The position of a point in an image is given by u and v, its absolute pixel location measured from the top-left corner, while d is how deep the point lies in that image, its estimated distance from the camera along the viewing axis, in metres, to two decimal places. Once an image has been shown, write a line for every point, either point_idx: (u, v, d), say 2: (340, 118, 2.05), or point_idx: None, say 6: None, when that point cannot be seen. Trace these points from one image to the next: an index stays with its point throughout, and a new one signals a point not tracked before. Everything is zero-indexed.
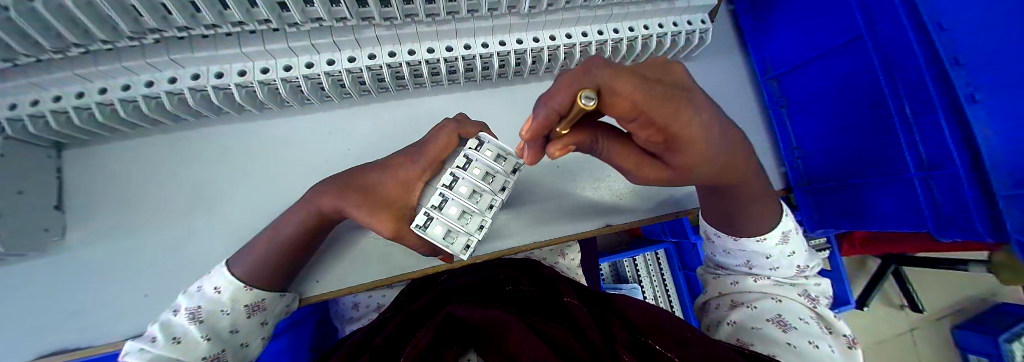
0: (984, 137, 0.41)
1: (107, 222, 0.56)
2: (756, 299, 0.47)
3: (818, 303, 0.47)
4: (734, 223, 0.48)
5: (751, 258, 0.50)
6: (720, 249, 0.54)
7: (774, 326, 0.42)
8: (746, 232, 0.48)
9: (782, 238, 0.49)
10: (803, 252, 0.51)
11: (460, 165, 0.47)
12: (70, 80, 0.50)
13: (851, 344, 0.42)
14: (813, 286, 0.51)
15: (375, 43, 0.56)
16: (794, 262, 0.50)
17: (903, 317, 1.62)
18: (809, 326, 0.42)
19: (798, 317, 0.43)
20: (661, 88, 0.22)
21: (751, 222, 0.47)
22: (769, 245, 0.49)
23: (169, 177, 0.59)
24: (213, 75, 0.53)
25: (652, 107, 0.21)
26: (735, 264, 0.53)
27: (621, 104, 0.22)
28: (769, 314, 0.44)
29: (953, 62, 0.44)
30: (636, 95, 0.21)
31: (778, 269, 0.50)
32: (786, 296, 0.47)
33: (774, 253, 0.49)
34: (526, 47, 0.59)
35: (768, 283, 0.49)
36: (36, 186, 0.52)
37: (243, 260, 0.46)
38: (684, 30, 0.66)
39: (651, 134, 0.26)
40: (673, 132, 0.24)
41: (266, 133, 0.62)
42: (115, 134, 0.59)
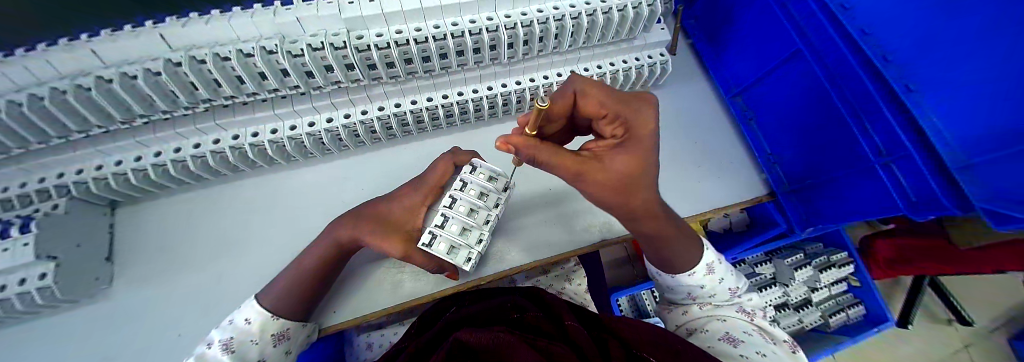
0: (929, 120, 0.47)
1: (148, 269, 0.62)
2: (705, 323, 0.49)
3: (756, 315, 0.50)
4: (665, 259, 0.49)
5: (692, 290, 0.51)
6: (665, 286, 0.55)
7: (726, 344, 0.44)
8: (678, 266, 0.49)
9: (708, 269, 0.49)
10: (732, 275, 0.52)
11: (457, 188, 0.54)
12: (132, 146, 0.60)
13: (794, 349, 0.44)
14: (750, 301, 0.53)
15: (383, 98, 0.66)
16: (728, 286, 0.51)
17: (950, 330, 1.51)
18: (754, 337, 0.44)
19: (742, 330, 0.46)
20: (622, 100, 0.39)
21: (681, 258, 0.48)
22: (699, 277, 0.49)
23: (205, 225, 0.66)
24: (250, 135, 0.62)
25: (613, 103, 0.39)
26: (682, 296, 0.54)
27: (592, 101, 0.39)
28: (719, 334, 0.46)
29: (883, 60, 0.52)
30: (601, 94, 0.39)
31: (715, 294, 0.51)
32: (730, 314, 0.49)
33: (706, 283, 0.50)
34: (510, 89, 0.69)
35: (710, 307, 0.51)
36: (92, 240, 0.59)
37: (271, 291, 0.51)
38: (645, 63, 0.75)
39: (614, 127, 0.40)
40: (628, 124, 0.39)
41: (290, 181, 0.70)
42: (162, 191, 0.68)
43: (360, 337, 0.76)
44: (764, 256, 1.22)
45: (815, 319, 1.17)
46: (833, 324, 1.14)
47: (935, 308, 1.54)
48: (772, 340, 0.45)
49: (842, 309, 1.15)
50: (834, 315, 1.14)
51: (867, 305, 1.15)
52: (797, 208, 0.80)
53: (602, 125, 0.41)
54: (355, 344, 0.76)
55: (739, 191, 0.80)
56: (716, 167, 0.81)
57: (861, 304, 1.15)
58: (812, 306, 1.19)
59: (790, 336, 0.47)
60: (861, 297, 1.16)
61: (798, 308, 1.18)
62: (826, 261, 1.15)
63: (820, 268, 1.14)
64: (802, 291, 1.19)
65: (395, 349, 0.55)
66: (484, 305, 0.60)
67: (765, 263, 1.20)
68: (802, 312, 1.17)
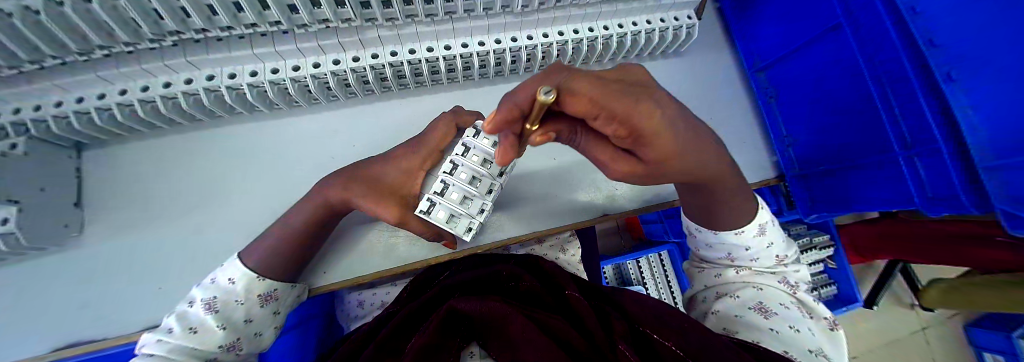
0: (966, 116, 0.43)
1: (124, 218, 0.59)
2: (739, 289, 0.49)
3: (798, 288, 0.49)
4: (711, 215, 0.49)
5: (732, 251, 0.51)
6: (702, 243, 0.54)
7: (757, 314, 0.44)
8: (722, 225, 0.49)
9: (759, 230, 0.50)
10: (780, 243, 0.52)
11: (459, 153, 0.50)
12: (93, 82, 0.53)
13: (831, 326, 0.44)
14: (795, 273, 0.52)
15: (378, 44, 0.59)
16: (773, 253, 0.51)
17: (913, 315, 1.60)
18: (789, 311, 0.44)
19: (779, 302, 0.46)
20: (618, 86, 0.24)
21: (729, 216, 0.48)
22: (747, 237, 0.49)
23: (183, 175, 0.61)
24: (227, 76, 0.55)
25: (608, 100, 0.23)
26: (718, 258, 0.54)
27: (580, 102, 0.24)
28: (751, 302, 0.46)
29: (928, 43, 0.46)
30: (593, 90, 0.23)
31: (759, 260, 0.51)
32: (769, 285, 0.49)
33: (754, 245, 0.50)
34: (520, 44, 0.62)
35: (749, 273, 0.50)
36: (58, 183, 0.54)
37: (254, 252, 0.47)
38: (670, 25, 0.68)
39: (615, 128, 0.26)
40: (635, 125, 0.25)
41: (275, 132, 0.65)
42: (133, 135, 0.62)
43: (353, 295, 0.75)
44: None
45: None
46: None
47: (904, 293, 1.62)
48: (809, 315, 0.45)
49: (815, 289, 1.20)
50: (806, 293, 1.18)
51: (840, 286, 1.20)
52: (804, 194, 0.78)
53: (598, 124, 0.27)
54: (347, 301, 0.76)
55: (747, 171, 0.78)
56: (727, 145, 0.78)
57: (835, 285, 1.20)
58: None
59: (831, 314, 0.47)
60: (836, 279, 1.21)
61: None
62: (809, 242, 1.17)
63: (803, 249, 1.16)
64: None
65: (392, 308, 0.56)
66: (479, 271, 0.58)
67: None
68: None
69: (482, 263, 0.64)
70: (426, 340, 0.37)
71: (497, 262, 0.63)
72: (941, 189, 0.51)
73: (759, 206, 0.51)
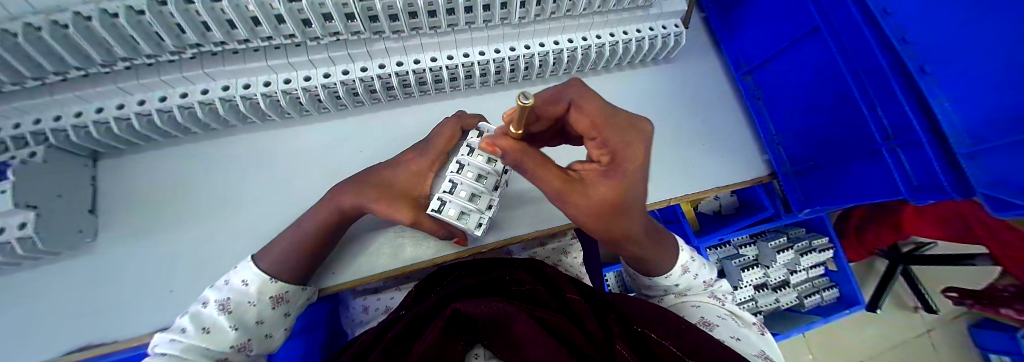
0: (942, 107, 0.47)
1: (136, 224, 0.60)
2: (680, 310, 0.52)
3: (727, 302, 0.53)
4: (647, 264, 0.50)
5: (667, 288, 0.54)
6: (642, 284, 0.57)
7: (699, 328, 0.46)
8: (653, 269, 0.51)
9: (684, 266, 0.53)
10: (702, 267, 0.56)
11: (465, 153, 0.52)
12: (114, 94, 0.56)
13: (763, 330, 0.47)
14: (722, 288, 0.57)
15: (384, 55, 0.62)
16: (699, 278, 0.55)
17: (915, 317, 1.60)
18: (725, 320, 0.47)
19: (716, 314, 0.49)
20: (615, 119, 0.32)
21: (662, 260, 0.50)
22: (675, 277, 0.52)
23: (194, 182, 0.63)
24: (240, 86, 0.58)
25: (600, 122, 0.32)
26: (656, 291, 0.56)
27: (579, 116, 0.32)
28: (692, 318, 0.49)
29: (902, 41, 0.51)
30: (595, 115, 0.32)
31: (690, 287, 0.55)
32: (703, 301, 0.52)
33: (680, 282, 0.53)
34: (519, 53, 0.66)
35: (684, 295, 0.54)
36: (75, 191, 0.56)
37: (268, 255, 0.49)
38: (660, 34, 0.73)
39: (599, 150, 0.33)
40: (613, 144, 0.32)
41: (284, 139, 0.67)
42: (148, 143, 0.64)
43: (356, 300, 0.76)
44: (749, 239, 1.27)
45: (790, 299, 1.24)
46: (806, 305, 1.22)
47: (905, 296, 1.63)
48: (744, 324, 0.48)
49: (817, 292, 1.23)
50: (809, 297, 1.22)
51: (841, 288, 1.23)
52: (797, 190, 0.82)
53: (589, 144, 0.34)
54: (352, 307, 0.77)
55: (740, 171, 0.81)
56: (719, 147, 0.81)
57: (836, 287, 1.23)
58: (789, 287, 1.25)
59: (757, 318, 0.50)
60: (837, 281, 1.24)
61: (775, 289, 1.25)
62: (807, 245, 1.21)
63: (801, 252, 1.19)
64: (782, 272, 1.24)
65: (399, 312, 0.57)
66: (486, 276, 0.60)
67: (750, 246, 1.25)
68: (779, 292, 1.24)
69: (485, 262, 0.66)
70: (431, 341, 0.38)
71: (501, 264, 0.65)
72: (925, 176, 0.54)
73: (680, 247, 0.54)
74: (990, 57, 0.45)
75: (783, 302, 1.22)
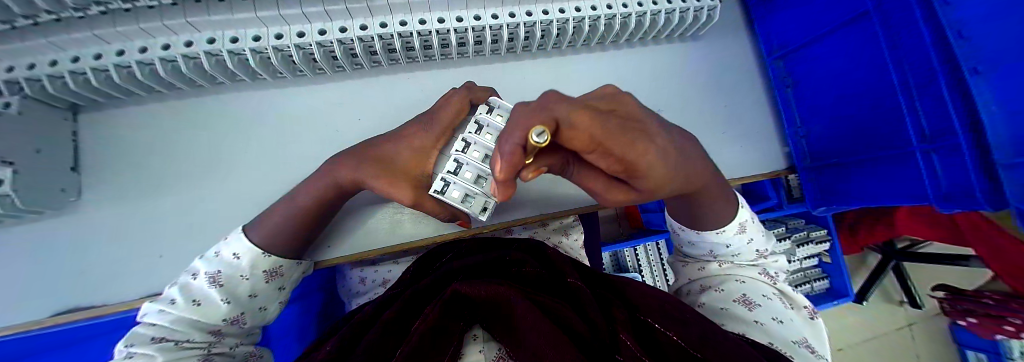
0: (989, 113, 0.42)
1: (123, 185, 0.57)
2: (722, 282, 0.49)
3: (777, 280, 0.50)
4: (699, 216, 0.46)
5: (714, 248, 0.50)
6: (685, 241, 0.53)
7: (740, 306, 0.44)
8: (705, 225, 0.47)
9: (740, 228, 0.48)
10: (759, 236, 0.51)
11: (472, 131, 0.48)
12: (89, 41, 0.51)
13: (813, 315, 0.46)
14: (773, 262, 0.53)
15: (387, 12, 0.56)
16: (753, 247, 0.51)
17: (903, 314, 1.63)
18: (772, 302, 0.44)
19: (762, 294, 0.46)
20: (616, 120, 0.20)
21: (713, 214, 0.45)
22: (728, 235, 0.48)
23: (182, 144, 0.59)
24: (228, 40, 0.53)
25: (612, 139, 0.19)
26: (701, 254, 0.53)
27: (580, 138, 0.19)
28: (734, 294, 0.46)
29: (957, 36, 0.45)
30: (593, 128, 0.18)
31: (741, 256, 0.51)
32: (750, 277, 0.49)
33: (734, 242, 0.49)
34: (536, 19, 0.59)
35: (731, 266, 0.50)
36: (54, 146, 0.53)
37: (259, 228, 0.46)
38: (691, 6, 0.66)
39: (610, 162, 0.22)
40: (630, 162, 0.21)
41: (278, 102, 0.62)
42: (133, 98, 0.60)
43: (354, 271, 0.75)
44: None
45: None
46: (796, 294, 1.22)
47: (897, 293, 1.64)
48: (792, 306, 0.46)
49: (808, 282, 1.24)
50: (799, 286, 1.22)
51: (832, 280, 1.25)
52: (814, 187, 0.78)
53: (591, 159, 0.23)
54: (348, 278, 0.76)
55: (757, 162, 0.77)
56: (740, 135, 0.76)
57: (827, 279, 1.24)
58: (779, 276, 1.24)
59: (807, 302, 0.47)
60: (829, 273, 1.25)
61: None
62: (805, 236, 1.20)
63: (799, 243, 1.19)
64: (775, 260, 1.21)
65: (397, 289, 0.56)
66: (485, 256, 0.58)
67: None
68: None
69: (482, 242, 0.64)
70: (430, 322, 0.35)
71: (502, 246, 0.62)
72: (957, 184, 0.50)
73: (738, 203, 0.49)
74: None
75: None
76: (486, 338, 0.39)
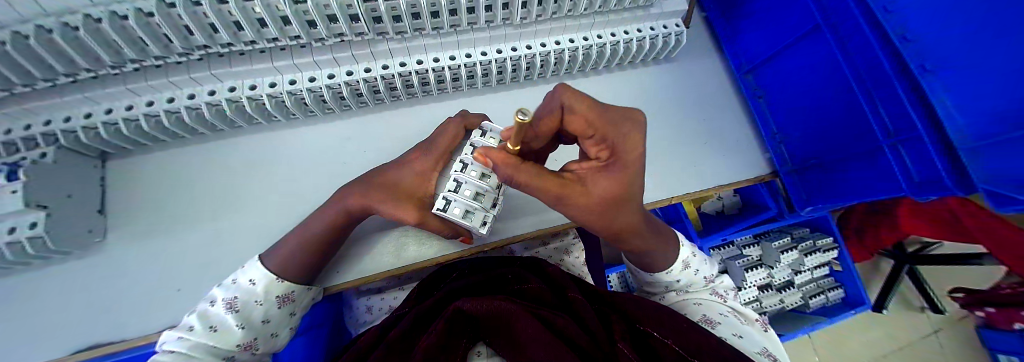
0: (944, 106, 0.47)
1: (143, 224, 0.61)
2: (683, 308, 0.52)
3: (728, 299, 0.53)
4: (648, 260, 0.51)
5: (670, 284, 0.55)
6: (644, 281, 0.58)
7: (703, 326, 0.46)
8: (656, 267, 0.52)
9: (685, 264, 0.53)
10: (704, 264, 0.57)
11: (469, 152, 0.53)
12: (123, 95, 0.57)
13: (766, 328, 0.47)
14: (722, 284, 0.57)
15: (388, 56, 0.63)
16: (702, 273, 0.55)
17: (921, 317, 1.59)
18: (728, 318, 0.47)
19: (718, 312, 0.48)
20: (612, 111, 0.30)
21: (664, 256, 0.51)
22: (675, 273, 0.53)
23: (200, 183, 0.64)
24: (247, 87, 0.59)
25: (599, 123, 0.29)
26: (659, 290, 0.57)
27: (576, 120, 0.29)
28: (695, 316, 0.49)
29: (902, 39, 0.50)
30: (589, 113, 0.29)
31: (692, 283, 0.55)
32: (705, 299, 0.52)
33: (682, 277, 0.54)
34: (520, 53, 0.66)
35: (686, 292, 0.54)
36: (84, 191, 0.57)
37: (275, 254, 0.49)
38: (660, 33, 0.73)
39: (599, 148, 0.32)
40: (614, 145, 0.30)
41: (289, 140, 0.68)
42: (157, 144, 0.65)
43: (359, 300, 0.77)
44: (754, 239, 1.29)
45: (795, 298, 1.27)
46: (811, 306, 1.25)
47: (912, 297, 1.62)
48: (747, 321, 0.47)
49: (822, 292, 1.25)
50: (814, 297, 1.25)
51: (846, 288, 1.26)
52: (800, 188, 0.82)
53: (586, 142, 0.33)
54: (355, 307, 0.78)
55: (741, 170, 0.81)
56: (722, 145, 0.81)
57: (841, 288, 1.25)
58: (793, 287, 1.28)
59: (758, 314, 0.50)
60: (842, 281, 1.26)
61: (780, 289, 1.27)
62: (812, 245, 1.21)
63: (806, 252, 1.20)
64: (786, 272, 1.25)
65: (402, 310, 0.57)
66: (487, 273, 0.60)
67: (754, 246, 1.27)
68: (784, 293, 1.26)
69: (485, 259, 0.67)
70: (435, 336, 0.38)
71: (504, 266, 0.65)
72: (929, 174, 0.54)
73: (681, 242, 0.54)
74: (989, 57, 0.44)
75: (787, 302, 1.25)
76: (489, 353, 0.42)
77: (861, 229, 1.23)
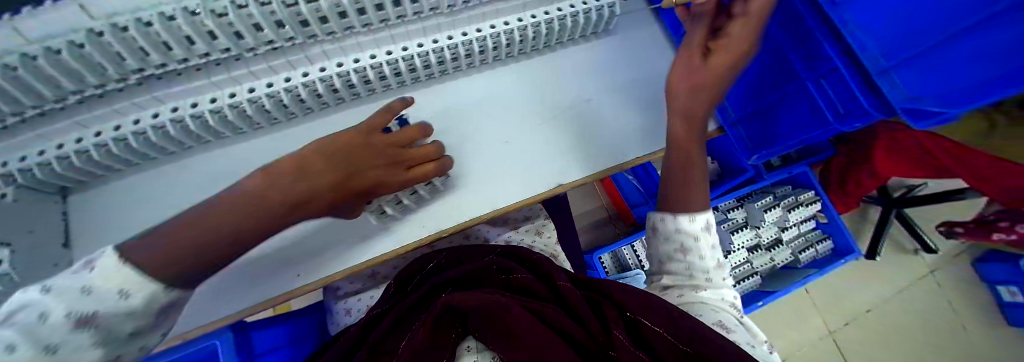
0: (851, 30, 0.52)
1: (109, 251, 0.63)
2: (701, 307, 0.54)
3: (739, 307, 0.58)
4: (682, 197, 0.60)
5: (690, 264, 0.57)
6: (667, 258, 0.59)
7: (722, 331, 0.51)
8: (694, 202, 0.59)
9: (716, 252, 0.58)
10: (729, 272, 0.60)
11: (424, 186, 0.67)
12: (72, 128, 0.58)
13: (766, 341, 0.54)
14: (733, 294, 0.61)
15: (324, 58, 0.65)
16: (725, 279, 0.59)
17: (916, 259, 1.61)
18: (740, 327, 0.53)
19: (735, 320, 0.53)
20: None
21: (691, 195, 0.60)
22: (706, 257, 0.57)
23: (161, 206, 0.66)
24: (189, 106, 0.60)
25: None
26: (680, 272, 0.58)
27: None
28: (713, 319, 0.52)
29: None
30: None
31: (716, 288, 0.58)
32: (721, 306, 0.56)
33: (713, 268, 0.58)
34: (456, 41, 0.67)
35: (706, 294, 0.56)
36: (47, 226, 0.59)
37: (168, 247, 0.36)
38: (592, 6, 0.73)
39: None
40: None
41: (246, 153, 0.70)
42: (115, 174, 0.67)
43: (337, 304, 0.80)
44: (737, 202, 1.31)
45: (787, 256, 1.30)
46: (802, 260, 1.28)
47: (905, 240, 1.64)
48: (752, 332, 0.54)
49: (811, 246, 1.29)
50: (803, 252, 1.28)
51: (835, 238, 1.28)
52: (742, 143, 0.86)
53: None
54: (333, 312, 0.81)
55: None
56: None
57: (829, 239, 1.29)
58: (783, 245, 1.31)
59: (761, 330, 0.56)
60: (830, 233, 1.29)
61: (770, 248, 1.30)
62: (794, 201, 1.25)
63: (789, 208, 1.24)
64: (773, 231, 1.29)
65: (382, 306, 0.62)
66: (470, 265, 0.65)
67: (738, 209, 1.30)
68: (774, 251, 1.30)
69: (469, 255, 0.71)
70: (419, 341, 0.44)
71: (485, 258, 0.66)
72: (847, 104, 0.58)
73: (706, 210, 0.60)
74: None
75: (778, 260, 1.29)
76: (478, 348, 0.50)
77: (843, 179, 1.24)
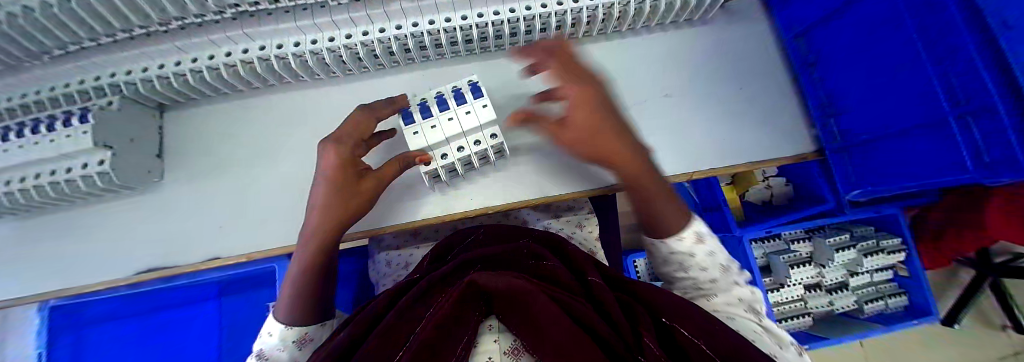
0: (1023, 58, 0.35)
1: (192, 169, 0.69)
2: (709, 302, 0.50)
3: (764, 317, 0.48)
4: (655, 221, 0.53)
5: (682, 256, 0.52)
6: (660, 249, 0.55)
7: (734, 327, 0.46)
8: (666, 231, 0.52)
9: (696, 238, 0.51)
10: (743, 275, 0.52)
11: (473, 143, 0.63)
12: (169, 52, 0.62)
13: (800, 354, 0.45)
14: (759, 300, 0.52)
15: (401, 16, 0.62)
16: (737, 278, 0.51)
17: (1000, 337, 1.39)
18: (759, 332, 0.45)
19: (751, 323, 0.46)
20: None
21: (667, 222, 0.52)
22: (686, 243, 0.51)
23: (238, 136, 0.71)
24: (275, 46, 0.61)
25: None
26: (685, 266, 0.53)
27: None
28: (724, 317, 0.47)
29: None
30: None
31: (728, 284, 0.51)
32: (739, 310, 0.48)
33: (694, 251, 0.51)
34: (534, 12, 0.62)
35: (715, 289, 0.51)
36: (146, 137, 0.66)
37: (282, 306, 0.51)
38: None
39: None
40: None
41: (317, 99, 0.73)
42: (203, 99, 0.72)
43: (381, 254, 0.84)
44: (805, 234, 1.20)
45: (848, 303, 1.17)
46: (866, 311, 1.14)
47: (993, 313, 1.41)
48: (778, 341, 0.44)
49: (881, 298, 1.14)
50: (870, 302, 1.14)
51: (912, 297, 1.12)
52: (845, 169, 0.73)
53: None
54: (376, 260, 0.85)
55: (781, 147, 0.73)
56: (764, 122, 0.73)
57: (904, 295, 1.12)
58: (847, 290, 1.18)
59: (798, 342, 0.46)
60: (907, 288, 1.13)
61: (830, 291, 1.18)
62: (874, 245, 1.10)
63: (865, 252, 1.10)
64: (840, 274, 1.16)
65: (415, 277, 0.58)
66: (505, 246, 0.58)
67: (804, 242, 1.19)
68: (834, 295, 1.17)
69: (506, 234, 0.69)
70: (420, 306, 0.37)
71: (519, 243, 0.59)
72: (997, 150, 0.43)
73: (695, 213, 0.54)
74: None
75: (835, 305, 1.16)
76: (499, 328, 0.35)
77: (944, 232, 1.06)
